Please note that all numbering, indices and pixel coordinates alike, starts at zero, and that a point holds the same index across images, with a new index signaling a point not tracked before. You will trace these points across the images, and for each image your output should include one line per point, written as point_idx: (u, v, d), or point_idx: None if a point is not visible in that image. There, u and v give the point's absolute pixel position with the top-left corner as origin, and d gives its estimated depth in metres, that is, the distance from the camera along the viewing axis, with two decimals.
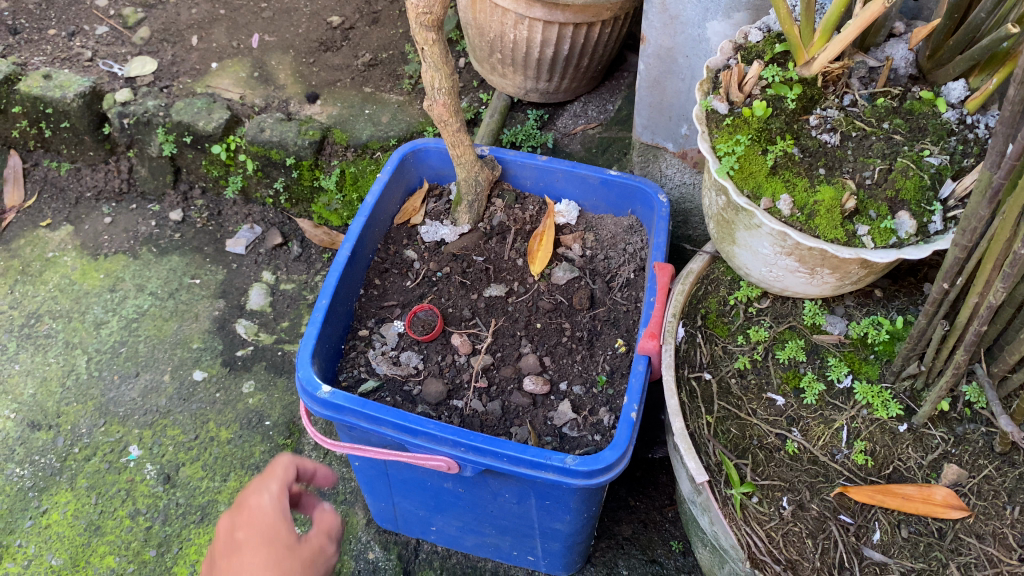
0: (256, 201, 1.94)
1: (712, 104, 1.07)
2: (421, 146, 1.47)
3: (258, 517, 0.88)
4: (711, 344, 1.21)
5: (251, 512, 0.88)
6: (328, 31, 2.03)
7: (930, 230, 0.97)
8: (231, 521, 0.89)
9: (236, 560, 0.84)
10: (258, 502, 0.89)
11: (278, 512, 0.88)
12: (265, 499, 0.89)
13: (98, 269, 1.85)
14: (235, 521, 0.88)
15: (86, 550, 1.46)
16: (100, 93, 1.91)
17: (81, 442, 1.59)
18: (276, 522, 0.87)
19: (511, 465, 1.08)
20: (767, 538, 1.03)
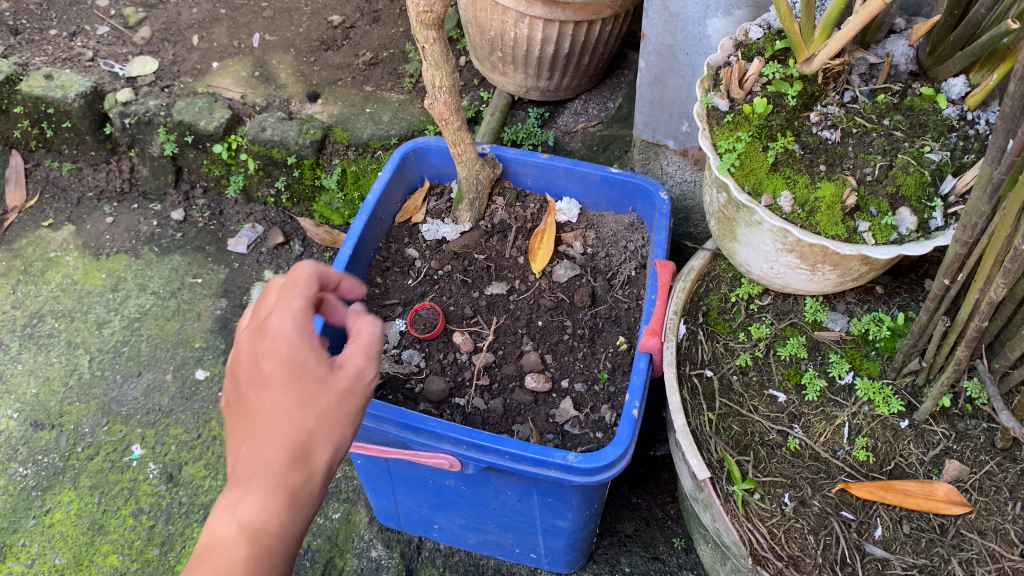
0: (258, 201, 1.94)
1: (713, 101, 1.07)
2: (422, 144, 1.47)
3: (282, 341, 0.73)
4: (712, 341, 1.22)
5: (273, 338, 0.73)
6: (329, 30, 2.03)
7: (931, 226, 0.97)
8: (252, 339, 0.75)
9: (265, 398, 0.71)
10: (279, 326, 0.74)
11: (307, 337, 0.74)
12: (287, 321, 0.74)
13: (100, 268, 1.85)
14: (256, 346, 0.74)
15: (89, 549, 1.46)
16: (101, 93, 1.92)
17: (83, 442, 1.59)
18: (303, 347, 0.73)
19: (513, 463, 1.08)
20: (769, 534, 1.03)
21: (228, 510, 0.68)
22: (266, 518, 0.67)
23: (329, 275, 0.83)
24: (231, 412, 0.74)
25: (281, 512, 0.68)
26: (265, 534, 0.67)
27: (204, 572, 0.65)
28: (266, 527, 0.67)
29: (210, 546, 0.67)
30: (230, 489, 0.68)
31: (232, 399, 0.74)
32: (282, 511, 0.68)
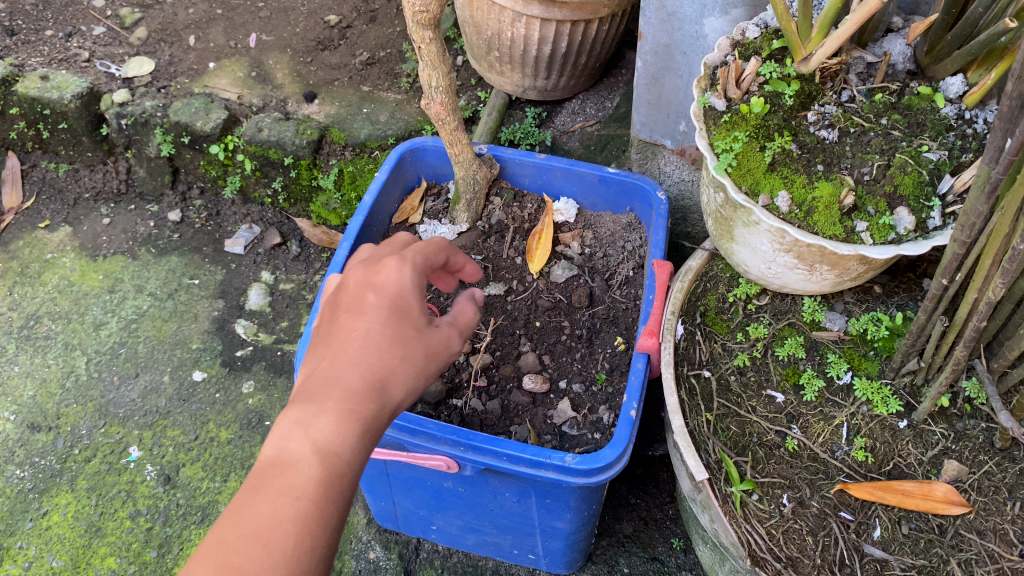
0: (255, 201, 1.94)
1: (710, 101, 1.07)
2: (420, 144, 1.47)
3: (394, 281, 0.82)
4: (710, 342, 1.21)
5: (384, 278, 0.82)
6: (326, 30, 2.03)
7: (929, 225, 0.96)
8: (364, 274, 0.83)
9: (362, 324, 0.78)
10: (393, 270, 0.83)
11: (414, 285, 0.83)
12: (402, 267, 0.83)
13: (96, 270, 1.85)
14: (368, 278, 0.83)
15: (87, 551, 1.46)
16: (97, 93, 1.91)
17: (81, 444, 1.59)
18: (410, 293, 0.82)
19: (511, 464, 1.08)
20: (767, 535, 1.03)
21: (301, 427, 0.69)
22: (340, 442, 0.69)
23: (448, 253, 0.94)
24: (320, 335, 0.80)
25: (355, 437, 0.71)
26: (335, 456, 0.69)
27: (273, 485, 0.66)
28: (338, 449, 0.69)
29: (280, 458, 0.68)
30: (309, 403, 0.71)
31: (327, 324, 0.81)
32: (355, 438, 0.71)
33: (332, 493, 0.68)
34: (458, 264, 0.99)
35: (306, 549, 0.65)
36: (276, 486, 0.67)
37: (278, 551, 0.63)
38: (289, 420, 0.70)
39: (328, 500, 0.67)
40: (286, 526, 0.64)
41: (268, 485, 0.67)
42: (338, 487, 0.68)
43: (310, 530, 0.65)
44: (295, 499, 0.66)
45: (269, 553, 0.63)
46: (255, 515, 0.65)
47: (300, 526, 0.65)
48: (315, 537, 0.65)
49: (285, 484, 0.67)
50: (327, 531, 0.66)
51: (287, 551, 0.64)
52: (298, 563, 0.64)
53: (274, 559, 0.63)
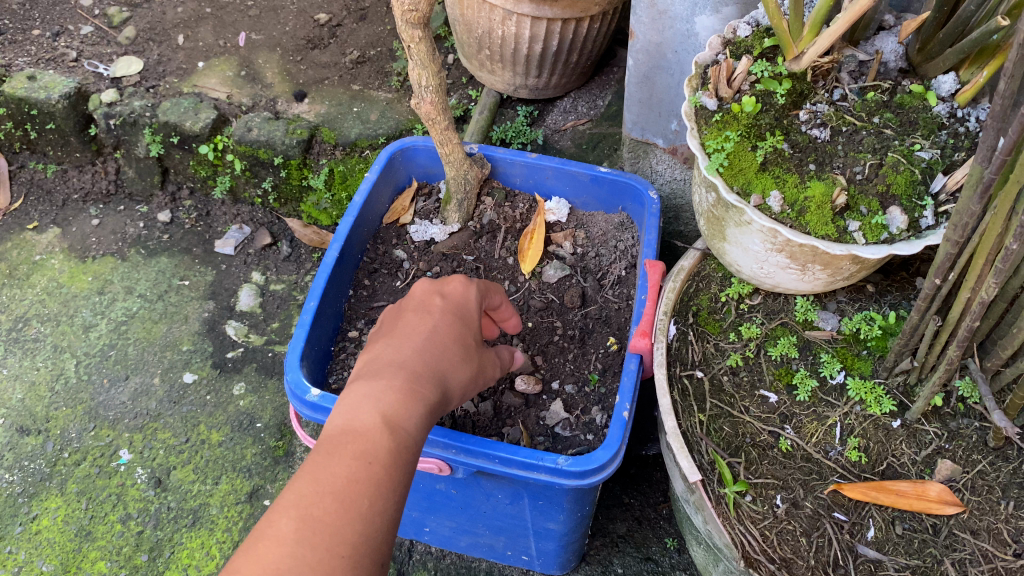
0: (245, 201, 1.92)
1: (701, 100, 1.06)
2: (410, 144, 1.45)
3: (456, 305, 1.00)
4: (703, 342, 1.21)
5: (447, 297, 1.00)
6: (316, 28, 2.01)
7: (922, 225, 0.96)
8: (429, 289, 1.01)
9: (427, 325, 0.94)
10: (456, 291, 1.01)
11: (469, 307, 1.01)
12: (462, 291, 1.02)
13: (85, 271, 1.83)
14: (433, 291, 1.00)
15: (77, 555, 1.45)
16: (85, 93, 1.90)
17: (70, 447, 1.58)
18: (467, 313, 1.00)
19: (504, 466, 1.07)
20: (761, 537, 1.02)
21: (373, 401, 0.81)
22: (407, 416, 0.81)
23: (496, 294, 1.12)
24: (384, 332, 0.95)
25: (420, 416, 0.83)
26: (402, 429, 0.80)
27: (350, 445, 0.76)
28: (405, 424, 0.80)
29: (353, 427, 0.78)
30: (379, 381, 0.83)
31: (390, 326, 0.96)
32: (420, 416, 0.83)
33: (398, 462, 0.78)
34: (504, 314, 1.17)
35: (378, 507, 0.74)
36: (350, 449, 0.76)
37: (356, 506, 0.73)
38: (362, 394, 0.82)
39: (397, 468, 0.77)
40: (362, 484, 0.74)
41: (345, 448, 0.76)
42: (404, 458, 0.79)
43: (382, 489, 0.75)
44: (369, 462, 0.76)
45: (347, 508, 0.72)
46: (335, 473, 0.74)
47: (374, 485, 0.75)
48: (385, 498, 0.75)
49: (360, 449, 0.76)
50: (394, 494, 0.76)
51: (363, 507, 0.73)
52: (369, 520, 0.73)
53: (352, 512, 0.72)
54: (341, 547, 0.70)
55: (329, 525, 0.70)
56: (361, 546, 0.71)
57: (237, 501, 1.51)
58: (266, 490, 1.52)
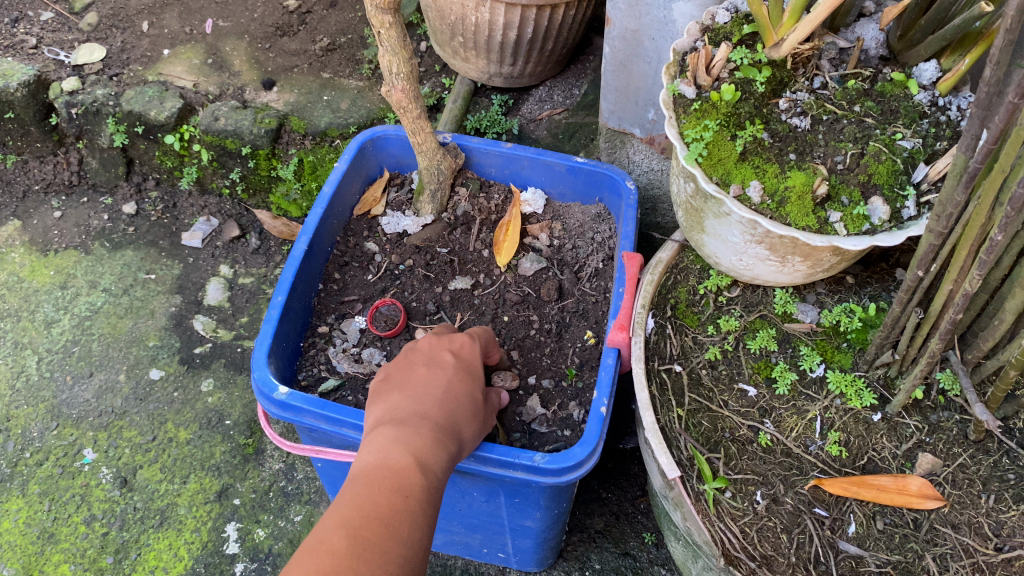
0: (213, 192, 1.87)
1: (679, 88, 1.03)
2: (381, 133, 1.42)
3: (465, 363, 1.07)
4: (681, 335, 1.18)
5: (457, 354, 1.08)
6: (284, 15, 1.96)
7: (903, 215, 0.94)
8: (440, 345, 1.09)
9: (442, 376, 1.02)
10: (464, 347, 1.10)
11: (476, 361, 1.09)
12: (471, 347, 1.10)
13: (47, 265, 1.78)
14: (442, 346, 1.08)
15: (39, 559, 1.41)
16: (45, 82, 1.84)
17: (32, 447, 1.53)
18: (477, 368, 1.07)
19: (479, 464, 1.05)
20: (741, 534, 1.01)
21: (402, 444, 0.89)
22: (436, 460, 0.89)
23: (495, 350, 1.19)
24: (397, 380, 1.03)
25: (446, 461, 0.91)
26: (431, 470, 0.88)
27: (386, 480, 0.85)
28: (434, 465, 0.88)
29: (388, 465, 0.86)
30: (406, 428, 0.91)
31: (403, 376, 1.03)
32: (445, 461, 0.91)
33: (429, 500, 0.86)
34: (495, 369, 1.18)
35: (414, 538, 0.82)
36: (387, 485, 0.84)
37: (399, 533, 0.81)
38: (393, 438, 0.90)
39: (428, 506, 0.86)
40: (401, 515, 0.82)
41: (382, 482, 0.84)
42: (433, 497, 0.87)
43: (416, 521, 0.83)
44: (406, 497, 0.84)
45: (390, 533, 0.80)
46: (380, 504, 0.82)
47: (411, 517, 0.83)
48: (419, 530, 0.83)
49: (398, 485, 0.84)
50: (426, 527, 0.84)
51: (405, 535, 0.81)
52: (409, 546, 0.81)
53: (395, 538, 0.80)
54: (388, 567, 0.78)
55: (379, 547, 0.79)
56: (404, 567, 0.80)
57: (206, 501, 1.47)
58: (236, 489, 1.49)
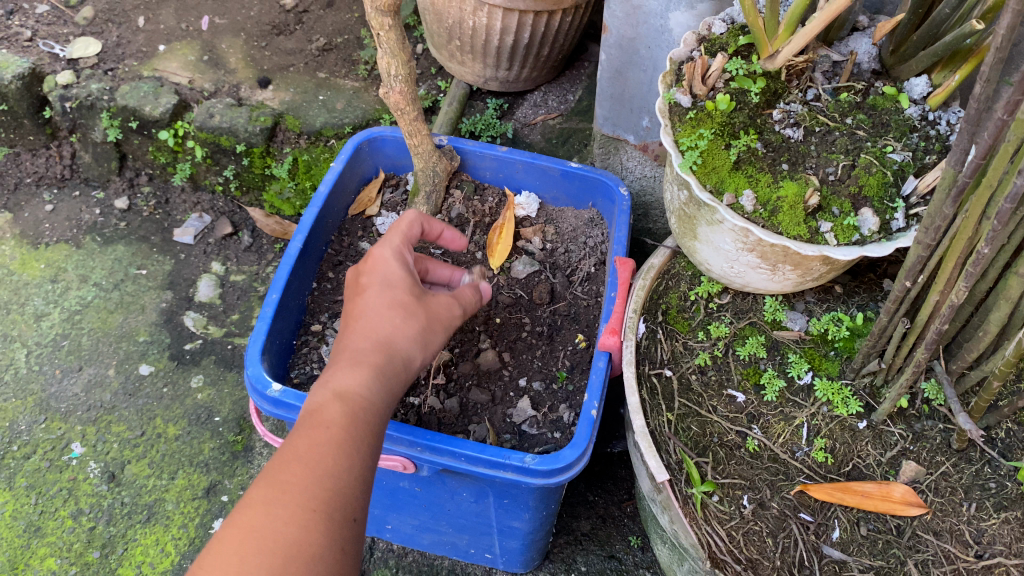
0: (205, 189, 1.87)
1: (676, 96, 1.05)
2: (377, 134, 1.43)
3: (386, 266, 0.96)
4: (672, 340, 1.20)
5: (371, 266, 0.96)
6: (281, 14, 1.96)
7: (892, 227, 0.95)
8: (355, 269, 0.98)
9: (362, 300, 0.92)
10: (379, 251, 0.98)
11: (398, 262, 0.97)
12: (385, 250, 0.98)
13: (38, 258, 1.78)
14: (360, 267, 0.97)
15: (25, 552, 1.41)
16: (40, 75, 1.84)
17: (20, 440, 1.53)
18: (400, 274, 0.95)
19: (469, 464, 1.06)
20: (727, 537, 1.02)
21: (320, 390, 0.81)
22: (357, 385, 0.82)
23: (429, 221, 1.09)
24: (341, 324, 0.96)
25: (375, 382, 0.83)
26: (353, 400, 0.80)
27: (304, 427, 0.78)
28: (356, 391, 0.81)
29: (308, 412, 0.79)
30: (325, 375, 0.84)
31: (340, 323, 0.96)
32: (373, 382, 0.83)
33: (357, 425, 0.79)
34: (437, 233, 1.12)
35: (343, 465, 0.75)
36: (307, 427, 0.78)
37: (321, 466, 0.74)
38: (313, 390, 0.83)
39: (358, 431, 0.79)
40: (322, 448, 0.75)
41: (301, 427, 0.78)
42: (366, 422, 0.80)
43: (341, 449, 0.76)
44: (326, 430, 0.77)
45: (312, 467, 0.74)
46: (298, 443, 0.76)
47: (336, 447, 0.76)
48: (348, 457, 0.76)
49: (316, 422, 0.78)
50: (360, 451, 0.78)
51: (329, 466, 0.75)
52: (336, 477, 0.74)
53: (318, 470, 0.74)
54: (310, 503, 0.72)
55: (296, 485, 0.72)
56: (330, 500, 0.73)
57: (194, 497, 1.47)
58: (224, 485, 1.49)
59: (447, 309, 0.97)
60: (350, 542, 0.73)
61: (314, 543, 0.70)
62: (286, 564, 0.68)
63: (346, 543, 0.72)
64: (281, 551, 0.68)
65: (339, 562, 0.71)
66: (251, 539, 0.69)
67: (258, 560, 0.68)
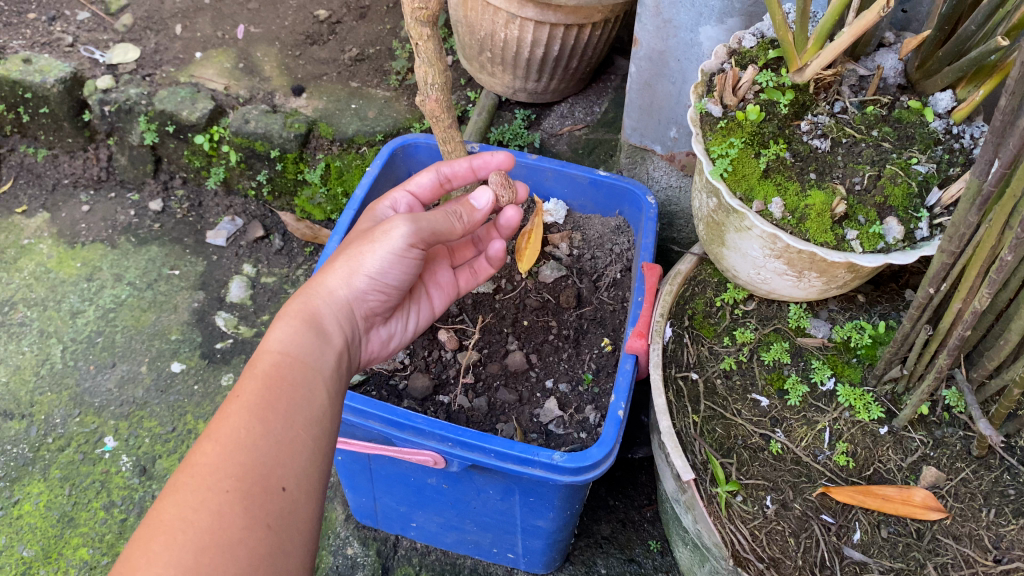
0: (238, 193, 1.92)
1: (707, 107, 1.08)
2: (412, 140, 1.47)
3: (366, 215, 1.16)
4: (698, 345, 1.23)
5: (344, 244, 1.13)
6: (315, 24, 2.01)
7: (916, 236, 0.98)
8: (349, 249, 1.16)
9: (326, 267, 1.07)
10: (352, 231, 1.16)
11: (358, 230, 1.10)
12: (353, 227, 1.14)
13: (74, 257, 1.82)
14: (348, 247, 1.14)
15: (58, 542, 1.44)
16: (81, 79, 1.89)
17: (55, 433, 1.57)
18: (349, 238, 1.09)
19: (498, 461, 1.09)
20: (751, 536, 1.04)
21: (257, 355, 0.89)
22: (274, 332, 0.89)
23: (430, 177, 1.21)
24: None
25: (289, 332, 0.89)
26: (265, 358, 0.84)
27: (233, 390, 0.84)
28: (272, 352, 0.85)
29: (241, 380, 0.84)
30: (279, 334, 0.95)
31: None
32: (286, 335, 0.88)
33: (270, 383, 0.81)
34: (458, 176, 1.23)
35: (251, 427, 0.76)
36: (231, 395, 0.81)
37: (234, 441, 0.74)
38: None
39: (273, 396, 0.80)
40: (231, 412, 0.77)
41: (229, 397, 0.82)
42: (285, 385, 0.82)
43: (247, 407, 0.78)
44: (238, 396, 0.79)
45: (222, 440, 0.74)
46: (212, 424, 0.76)
47: (247, 412, 0.77)
48: (255, 417, 0.77)
49: (232, 397, 0.79)
50: (268, 404, 0.79)
51: (243, 437, 0.75)
52: (251, 449, 0.74)
53: (230, 446, 0.74)
54: (222, 483, 0.71)
55: (207, 465, 0.72)
56: (246, 476, 0.72)
57: None
58: None
59: (383, 229, 1.00)
60: (275, 514, 0.72)
61: (230, 524, 0.69)
62: (200, 556, 0.66)
63: (273, 517, 0.72)
64: (194, 541, 0.67)
65: (267, 539, 0.71)
66: (161, 536, 0.67)
67: (166, 557, 0.65)
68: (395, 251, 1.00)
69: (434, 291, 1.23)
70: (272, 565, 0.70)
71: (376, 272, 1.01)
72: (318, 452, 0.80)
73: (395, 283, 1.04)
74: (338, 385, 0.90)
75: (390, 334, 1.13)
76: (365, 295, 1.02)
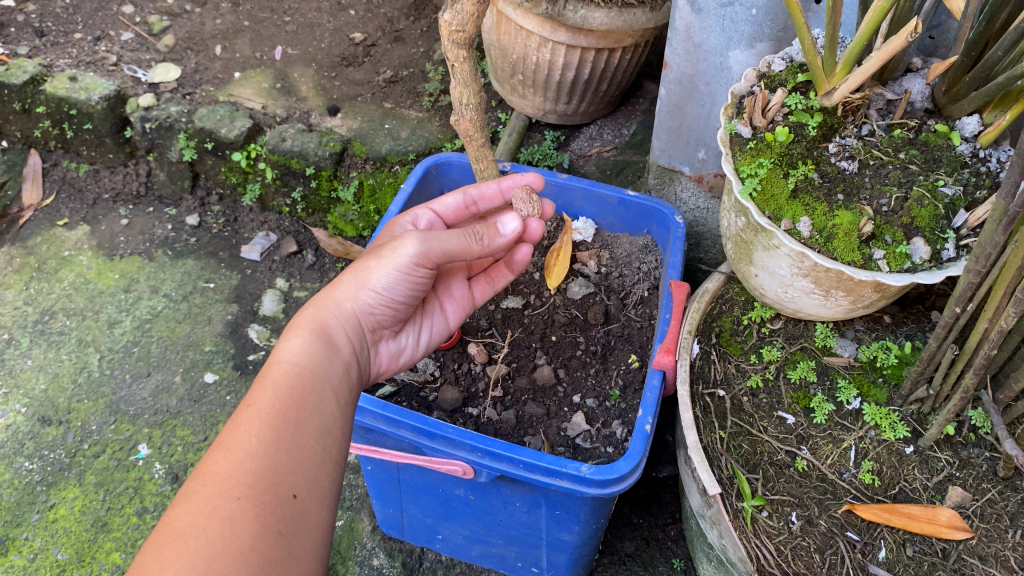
0: (273, 210, 1.97)
1: (736, 128, 1.12)
2: (445, 159, 1.50)
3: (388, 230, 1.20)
4: (724, 362, 1.25)
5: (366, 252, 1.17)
6: (351, 47, 2.07)
7: (943, 256, 1.00)
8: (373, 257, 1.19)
9: None
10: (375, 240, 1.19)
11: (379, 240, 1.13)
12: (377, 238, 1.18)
13: (113, 269, 1.87)
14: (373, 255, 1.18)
15: (91, 546, 1.47)
16: (123, 97, 1.95)
17: (91, 439, 1.61)
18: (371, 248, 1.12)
19: (526, 472, 1.10)
20: (776, 551, 1.05)
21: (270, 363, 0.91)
22: (286, 340, 0.92)
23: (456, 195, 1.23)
24: None
25: (298, 344, 0.92)
26: (275, 370, 0.87)
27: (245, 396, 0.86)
28: (283, 363, 0.88)
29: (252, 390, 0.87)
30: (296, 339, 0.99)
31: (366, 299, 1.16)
32: (297, 347, 0.91)
33: (279, 394, 0.83)
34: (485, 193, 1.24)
35: (261, 436, 0.78)
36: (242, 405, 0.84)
37: (247, 449, 0.77)
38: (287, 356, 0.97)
39: (284, 407, 0.82)
40: (242, 422, 0.79)
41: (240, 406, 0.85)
42: (295, 395, 0.85)
43: (257, 416, 0.80)
44: (248, 407, 0.82)
45: (234, 450, 0.76)
46: (224, 434, 0.78)
47: (258, 421, 0.80)
48: (264, 426, 0.79)
49: (245, 407, 0.82)
50: (277, 415, 0.81)
51: (255, 446, 0.77)
52: (262, 457, 0.77)
53: (242, 454, 0.76)
54: (234, 490, 0.73)
55: (220, 473, 0.74)
56: (257, 483, 0.74)
57: None
58: None
59: (389, 246, 1.01)
60: (285, 520, 0.75)
61: (243, 530, 0.71)
62: (213, 561, 0.68)
63: (284, 523, 0.75)
64: (207, 548, 0.68)
65: (278, 545, 0.73)
66: (175, 543, 0.68)
67: (180, 562, 0.67)
68: (402, 270, 1.01)
69: (449, 304, 1.24)
70: (284, 570, 0.72)
71: (383, 288, 1.03)
72: (327, 460, 0.83)
73: (404, 299, 1.06)
74: (346, 394, 0.93)
75: (402, 347, 1.15)
76: (373, 309, 1.04)
